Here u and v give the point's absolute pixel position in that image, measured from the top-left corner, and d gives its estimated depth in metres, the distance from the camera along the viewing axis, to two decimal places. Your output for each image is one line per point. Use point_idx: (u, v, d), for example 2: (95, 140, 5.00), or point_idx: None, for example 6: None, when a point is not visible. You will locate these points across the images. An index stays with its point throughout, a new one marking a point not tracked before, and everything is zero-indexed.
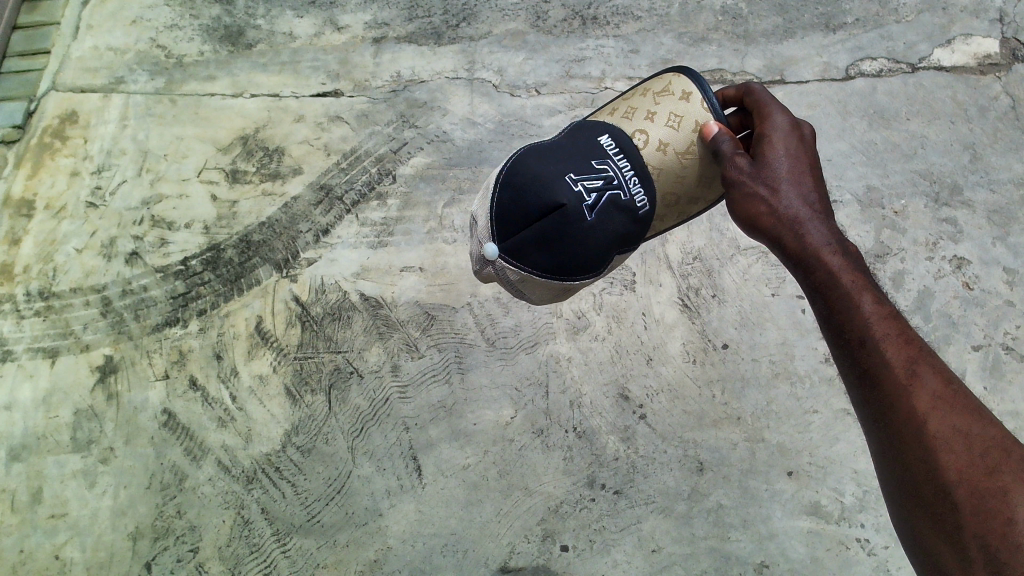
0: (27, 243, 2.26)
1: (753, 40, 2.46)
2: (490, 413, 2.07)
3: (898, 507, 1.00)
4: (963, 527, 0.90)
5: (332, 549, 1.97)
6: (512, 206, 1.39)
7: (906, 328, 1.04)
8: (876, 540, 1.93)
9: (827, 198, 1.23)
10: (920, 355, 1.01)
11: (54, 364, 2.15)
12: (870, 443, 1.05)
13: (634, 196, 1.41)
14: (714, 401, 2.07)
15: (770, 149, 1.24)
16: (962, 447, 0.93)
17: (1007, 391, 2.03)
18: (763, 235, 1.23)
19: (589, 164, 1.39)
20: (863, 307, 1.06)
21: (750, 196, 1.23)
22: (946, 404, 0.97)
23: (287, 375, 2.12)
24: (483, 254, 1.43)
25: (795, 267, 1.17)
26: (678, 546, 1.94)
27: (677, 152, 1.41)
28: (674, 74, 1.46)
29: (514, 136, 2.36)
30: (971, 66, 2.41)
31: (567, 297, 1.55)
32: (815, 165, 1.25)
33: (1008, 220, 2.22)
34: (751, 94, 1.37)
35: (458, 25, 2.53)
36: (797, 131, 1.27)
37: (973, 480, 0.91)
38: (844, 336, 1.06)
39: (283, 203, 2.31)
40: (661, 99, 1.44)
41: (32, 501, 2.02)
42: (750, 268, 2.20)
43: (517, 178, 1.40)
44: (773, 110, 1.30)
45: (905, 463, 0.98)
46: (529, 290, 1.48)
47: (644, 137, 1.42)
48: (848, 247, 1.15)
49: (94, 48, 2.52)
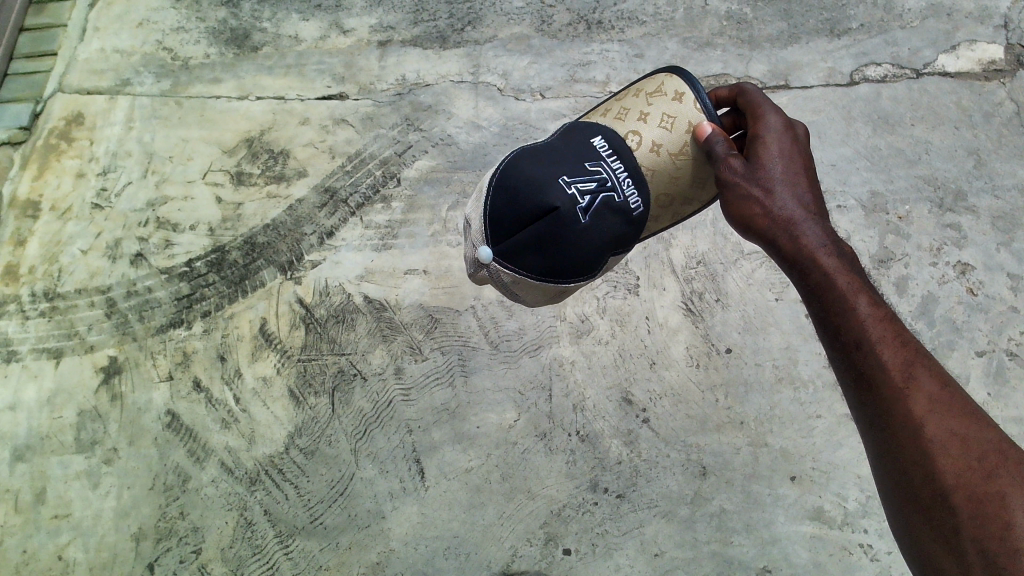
0: (32, 244, 2.27)
1: (758, 44, 2.47)
2: (493, 416, 2.07)
3: (895, 510, 1.00)
4: (961, 532, 0.90)
5: (335, 552, 1.97)
6: (506, 210, 1.39)
7: (901, 330, 1.04)
8: (879, 546, 1.93)
9: (822, 200, 1.23)
10: (917, 357, 1.01)
11: (58, 364, 2.15)
12: (867, 446, 1.05)
13: (628, 198, 1.41)
14: (717, 405, 2.07)
15: (765, 150, 1.24)
16: (959, 451, 0.94)
17: (1012, 397, 2.02)
18: (758, 237, 1.23)
19: (582, 166, 1.39)
20: (858, 310, 1.06)
21: (744, 197, 1.23)
22: (942, 407, 0.97)
23: (291, 377, 2.13)
24: (478, 257, 1.42)
25: (791, 269, 1.17)
26: (681, 551, 1.94)
27: (670, 153, 1.42)
28: (667, 74, 1.46)
29: (518, 140, 2.37)
30: (976, 72, 2.42)
31: (563, 298, 1.55)
32: (809, 166, 1.26)
33: (1013, 226, 2.22)
34: (744, 95, 1.37)
35: (463, 28, 2.54)
36: (791, 132, 1.27)
37: (970, 484, 0.91)
38: (840, 339, 1.06)
39: (288, 205, 2.31)
40: (654, 100, 1.44)
41: (36, 501, 2.02)
42: (754, 273, 2.20)
43: (510, 182, 1.40)
44: (767, 111, 1.30)
45: (902, 467, 0.98)
46: (525, 292, 1.49)
47: (637, 138, 1.43)
48: (842, 249, 1.15)
49: (101, 50, 2.53)
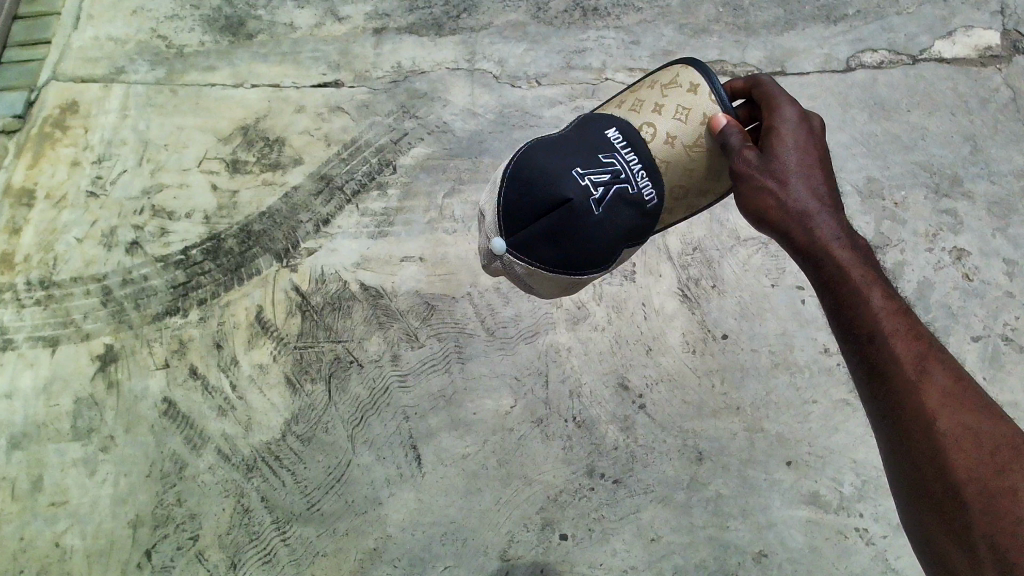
0: (27, 232, 2.26)
1: (754, 31, 2.46)
2: (490, 402, 2.07)
3: (906, 506, 1.00)
4: (972, 527, 0.89)
5: (332, 538, 1.98)
6: (519, 201, 1.37)
7: (915, 324, 1.03)
8: (875, 530, 1.94)
9: (837, 192, 1.22)
10: (929, 350, 1.01)
11: (55, 352, 2.15)
12: (878, 440, 1.05)
13: (642, 189, 1.40)
14: (714, 390, 2.07)
15: (779, 142, 1.24)
16: (971, 445, 0.93)
17: (1006, 381, 2.03)
18: (771, 229, 1.22)
19: (595, 158, 1.38)
20: (872, 302, 1.05)
21: (758, 189, 1.22)
22: (955, 402, 0.96)
23: (287, 365, 2.13)
24: (491, 249, 1.42)
25: (804, 262, 1.17)
26: (678, 536, 1.95)
27: (685, 145, 1.41)
28: (682, 66, 1.46)
29: (514, 127, 2.36)
30: (972, 58, 2.41)
31: (577, 290, 1.55)
32: (824, 158, 1.25)
33: (1009, 212, 2.22)
34: (760, 86, 1.36)
35: (459, 15, 2.53)
36: (806, 124, 1.26)
37: (983, 479, 0.90)
38: (853, 332, 1.06)
39: (283, 192, 2.31)
40: (670, 92, 1.44)
41: (33, 489, 2.03)
42: (750, 259, 2.20)
43: (523, 173, 1.38)
44: (782, 102, 1.29)
45: (914, 462, 0.97)
46: (538, 284, 1.48)
47: (651, 130, 1.42)
48: (857, 242, 1.14)
49: (95, 38, 2.52)
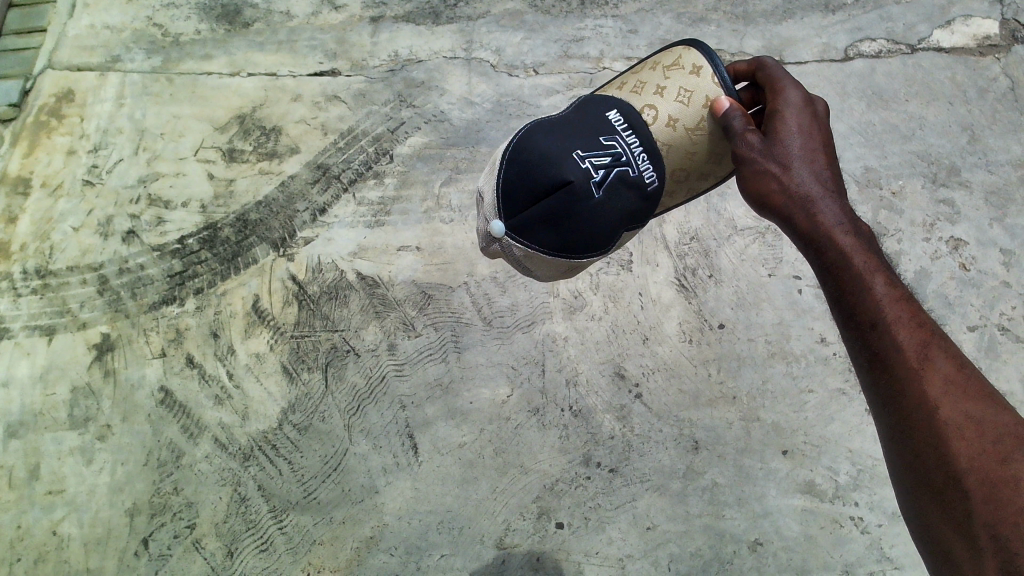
0: (23, 221, 2.26)
1: (752, 20, 2.45)
2: (487, 391, 2.07)
3: (907, 495, 1.00)
4: (974, 516, 0.89)
5: (329, 526, 1.98)
6: (519, 183, 1.36)
7: (917, 311, 1.03)
8: (870, 518, 1.94)
9: (839, 177, 1.21)
10: (932, 338, 1.00)
11: (51, 341, 2.15)
12: (878, 428, 1.05)
13: (643, 172, 1.39)
14: (710, 379, 2.07)
15: (783, 126, 1.23)
16: (974, 434, 0.93)
17: (1003, 371, 2.04)
18: (774, 214, 1.21)
19: (597, 140, 1.37)
20: (875, 289, 1.05)
21: (761, 173, 1.22)
22: (957, 390, 0.96)
23: (284, 353, 2.13)
24: (491, 231, 1.41)
25: (806, 247, 1.16)
26: (673, 524, 1.95)
27: (686, 128, 1.40)
28: (684, 47, 1.45)
29: (512, 116, 2.36)
30: (971, 48, 2.41)
31: (574, 275, 1.55)
32: (827, 143, 1.24)
33: (1006, 201, 2.22)
34: (763, 69, 1.35)
35: (457, 4, 2.52)
36: (810, 108, 1.26)
37: (985, 467, 0.91)
38: (855, 319, 1.05)
39: (280, 181, 2.30)
40: (671, 73, 1.43)
41: (31, 477, 2.03)
42: (746, 249, 2.19)
43: (523, 155, 1.37)
44: (786, 85, 1.29)
45: (915, 450, 0.97)
46: (536, 267, 1.47)
47: (653, 113, 1.41)
48: (860, 227, 1.14)
49: (91, 27, 2.51)
